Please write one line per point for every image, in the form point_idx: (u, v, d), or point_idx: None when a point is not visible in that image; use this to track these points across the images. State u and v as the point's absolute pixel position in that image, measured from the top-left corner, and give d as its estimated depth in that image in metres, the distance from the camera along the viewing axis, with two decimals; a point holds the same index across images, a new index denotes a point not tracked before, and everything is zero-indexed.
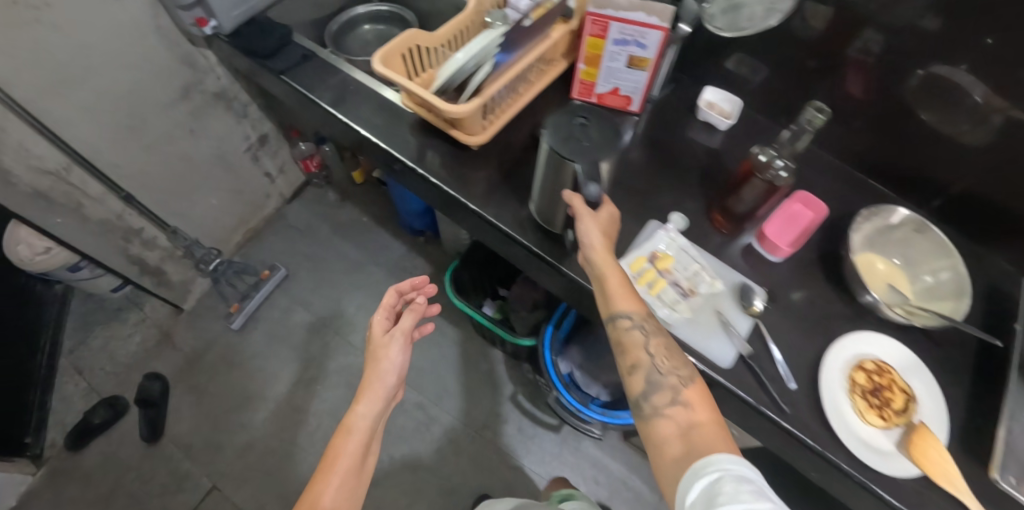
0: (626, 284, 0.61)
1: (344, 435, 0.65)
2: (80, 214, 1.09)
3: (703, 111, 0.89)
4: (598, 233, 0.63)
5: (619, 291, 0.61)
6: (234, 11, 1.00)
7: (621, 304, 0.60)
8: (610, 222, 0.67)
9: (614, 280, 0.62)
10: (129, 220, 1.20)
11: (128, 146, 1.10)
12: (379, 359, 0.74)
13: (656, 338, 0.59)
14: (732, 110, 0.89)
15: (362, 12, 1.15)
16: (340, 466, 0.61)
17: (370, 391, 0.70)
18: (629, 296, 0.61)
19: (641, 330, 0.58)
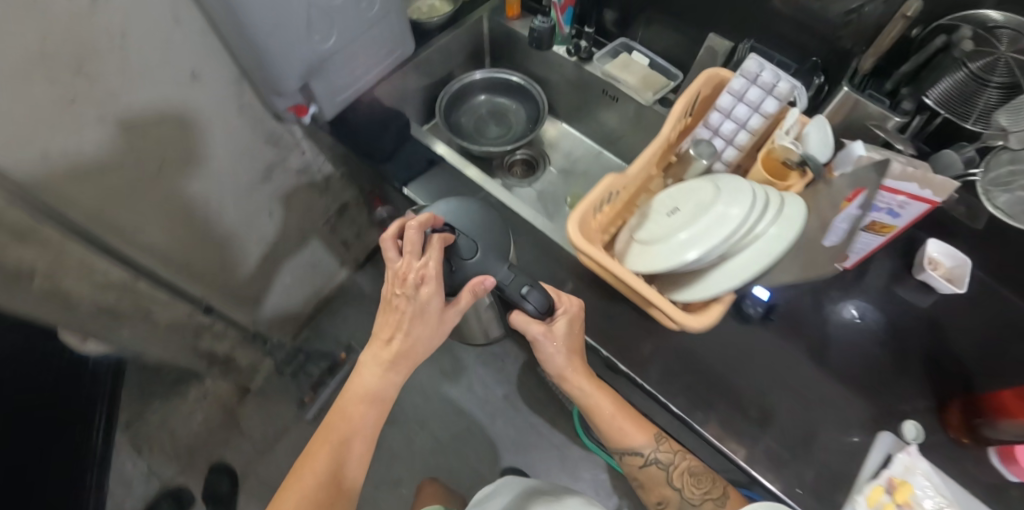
0: (617, 412, 0.72)
1: (366, 406, 0.59)
2: (148, 320, 0.94)
3: (926, 270, 0.74)
4: (562, 351, 0.68)
5: (614, 422, 0.72)
6: (340, 95, 0.83)
7: (632, 439, 0.72)
8: (571, 322, 0.65)
9: (614, 417, 0.72)
10: (201, 313, 1.07)
11: (203, 243, 0.95)
12: (415, 325, 0.56)
13: (677, 466, 0.70)
14: (961, 274, 0.73)
15: (479, 80, 1.00)
16: (353, 450, 0.59)
17: (395, 362, 0.59)
18: (631, 425, 0.72)
19: (658, 463, 0.70)
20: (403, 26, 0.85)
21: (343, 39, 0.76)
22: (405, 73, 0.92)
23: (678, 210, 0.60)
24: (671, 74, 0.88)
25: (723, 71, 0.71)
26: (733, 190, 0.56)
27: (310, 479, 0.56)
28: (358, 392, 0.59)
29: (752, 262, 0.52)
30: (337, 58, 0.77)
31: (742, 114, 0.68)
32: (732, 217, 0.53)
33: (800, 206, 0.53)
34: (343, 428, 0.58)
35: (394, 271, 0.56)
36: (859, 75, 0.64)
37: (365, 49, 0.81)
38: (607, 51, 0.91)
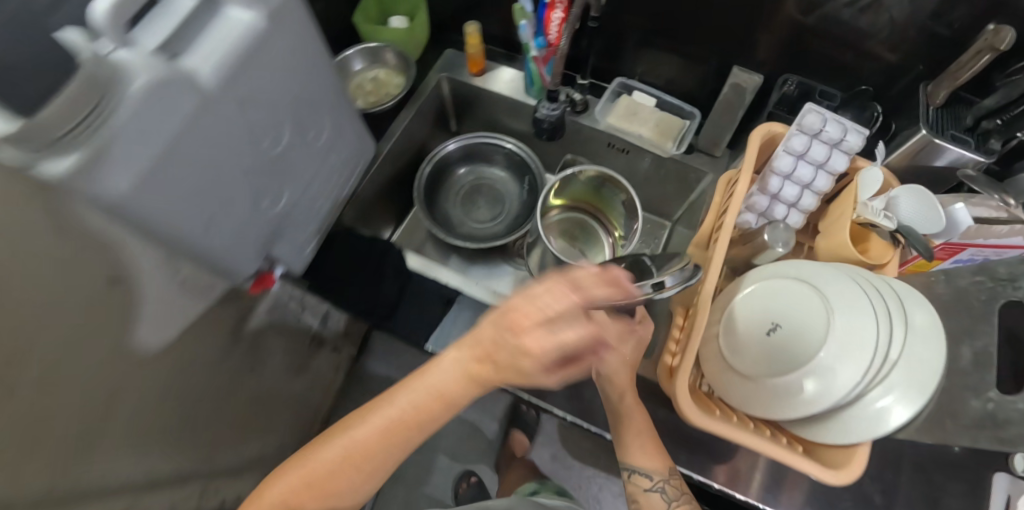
0: (648, 437, 0.61)
1: (432, 401, 0.37)
2: None
3: None
4: (626, 371, 0.60)
5: (641, 448, 0.60)
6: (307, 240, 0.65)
7: (642, 459, 0.60)
8: (639, 352, 0.59)
9: (631, 428, 0.61)
10: None
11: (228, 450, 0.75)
12: (513, 379, 0.33)
13: (679, 503, 0.58)
14: None
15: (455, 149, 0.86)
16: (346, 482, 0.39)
17: (489, 389, 0.36)
18: (649, 450, 0.60)
19: (663, 494, 0.58)
20: (359, 134, 0.68)
21: (295, 186, 0.58)
22: (373, 176, 0.76)
23: (781, 328, 0.51)
24: (685, 112, 0.77)
25: (773, 124, 0.60)
26: (852, 308, 0.48)
27: (361, 430, 0.38)
28: (422, 391, 0.37)
29: (891, 409, 0.45)
30: (295, 208, 0.60)
31: (806, 176, 0.58)
32: (863, 353, 0.45)
33: (941, 338, 0.46)
34: (386, 414, 0.38)
35: (551, 275, 0.33)
36: (932, 109, 0.56)
37: (323, 182, 0.63)
38: (607, 98, 0.78)
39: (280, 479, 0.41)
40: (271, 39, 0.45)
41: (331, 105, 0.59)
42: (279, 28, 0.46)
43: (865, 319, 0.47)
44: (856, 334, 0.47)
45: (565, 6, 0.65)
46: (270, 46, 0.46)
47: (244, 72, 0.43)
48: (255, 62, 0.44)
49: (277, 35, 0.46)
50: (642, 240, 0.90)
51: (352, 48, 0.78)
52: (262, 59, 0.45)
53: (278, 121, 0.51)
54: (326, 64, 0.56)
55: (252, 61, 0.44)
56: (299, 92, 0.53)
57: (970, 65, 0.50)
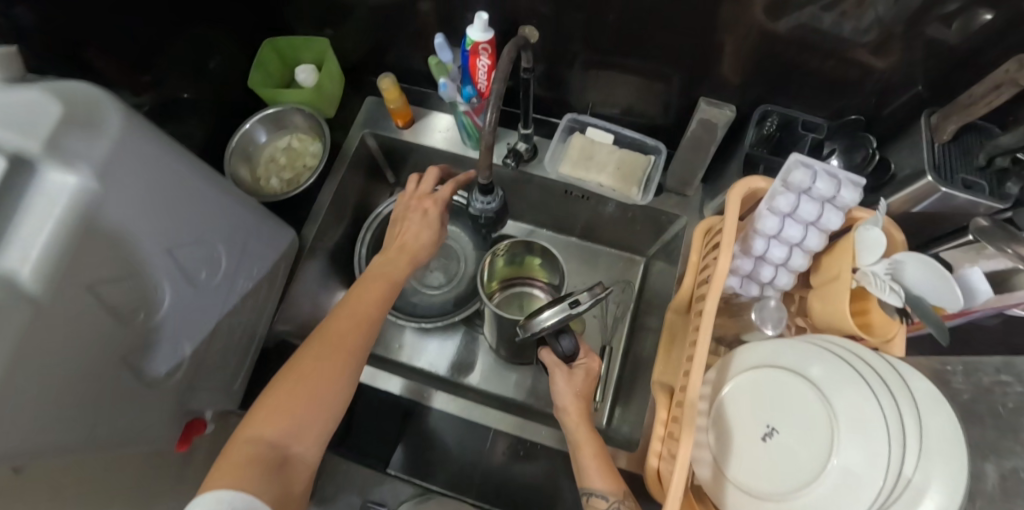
0: (598, 452, 0.51)
1: (381, 281, 0.52)
2: None
3: None
4: (576, 400, 0.55)
5: (593, 467, 0.50)
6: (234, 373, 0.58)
7: (595, 477, 0.49)
8: (592, 386, 0.58)
9: (587, 449, 0.51)
10: None
11: None
12: (413, 231, 0.59)
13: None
14: None
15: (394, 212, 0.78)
16: (314, 381, 0.42)
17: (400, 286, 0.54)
18: (604, 468, 0.50)
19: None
20: (269, 243, 0.59)
21: (197, 333, 0.49)
22: (306, 266, 0.68)
23: (779, 432, 0.45)
24: (648, 146, 0.70)
25: (755, 177, 0.51)
26: (857, 412, 0.42)
27: (307, 360, 0.44)
28: (375, 282, 0.52)
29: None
30: (205, 354, 0.51)
31: (794, 237, 0.50)
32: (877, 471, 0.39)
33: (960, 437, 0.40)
34: (367, 310, 0.50)
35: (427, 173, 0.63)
36: (937, 146, 0.47)
37: (235, 311, 0.55)
38: (557, 138, 0.71)
39: (268, 395, 0.41)
40: (110, 197, 0.36)
41: (222, 230, 0.50)
42: (117, 181, 0.36)
43: (875, 424, 0.41)
44: (866, 444, 0.41)
45: (492, 51, 0.56)
46: (113, 206, 0.36)
47: (82, 250, 0.34)
48: (97, 232, 0.35)
49: (116, 188, 0.36)
50: (616, 281, 0.83)
51: (252, 120, 0.67)
52: (104, 226, 0.36)
53: (150, 279, 0.42)
54: (202, 192, 0.47)
55: (92, 233, 0.34)
56: (173, 236, 0.44)
57: (985, 101, 0.41)
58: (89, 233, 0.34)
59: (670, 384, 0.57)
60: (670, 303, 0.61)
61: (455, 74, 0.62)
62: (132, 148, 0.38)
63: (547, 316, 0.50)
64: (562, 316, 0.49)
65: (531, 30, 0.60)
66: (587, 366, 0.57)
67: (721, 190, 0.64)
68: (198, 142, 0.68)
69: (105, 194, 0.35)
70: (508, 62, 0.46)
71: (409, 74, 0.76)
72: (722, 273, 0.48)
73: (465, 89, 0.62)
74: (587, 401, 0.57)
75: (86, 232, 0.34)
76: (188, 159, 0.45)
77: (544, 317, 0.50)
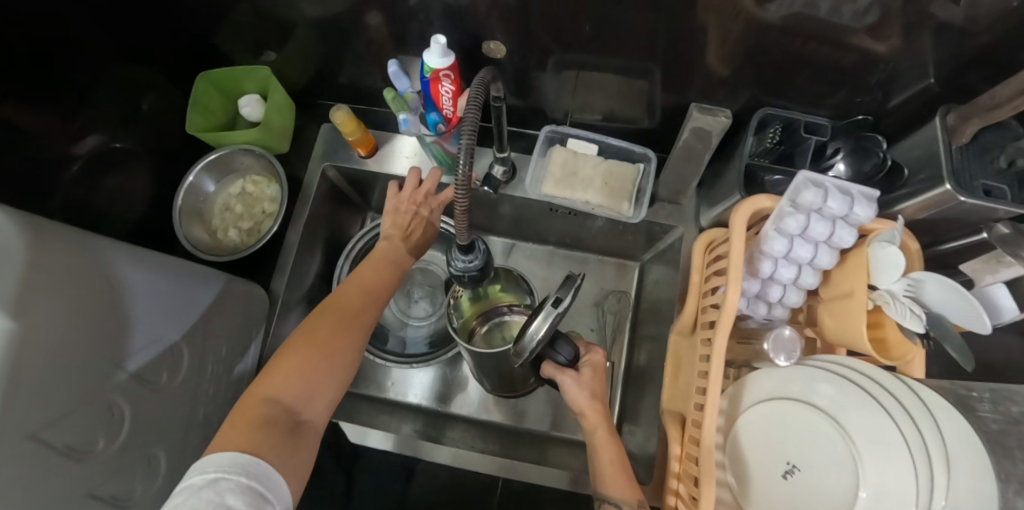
0: (616, 460, 0.50)
1: (378, 262, 0.54)
2: None
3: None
4: (591, 401, 0.52)
5: (610, 472, 0.49)
6: None
7: (610, 484, 0.48)
8: (602, 382, 0.54)
9: (606, 456, 0.50)
10: None
11: None
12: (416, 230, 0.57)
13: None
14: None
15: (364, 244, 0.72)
16: (324, 358, 0.44)
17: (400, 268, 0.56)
18: (621, 475, 0.49)
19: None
20: (234, 318, 0.54)
21: (171, 437, 0.45)
22: (283, 319, 0.64)
23: (799, 471, 0.44)
24: (636, 154, 0.65)
25: (759, 196, 0.47)
26: (882, 449, 0.40)
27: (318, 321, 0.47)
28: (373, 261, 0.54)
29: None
30: (184, 453, 0.47)
31: (804, 256, 0.47)
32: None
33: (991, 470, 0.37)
34: (370, 283, 0.52)
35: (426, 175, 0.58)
36: (955, 148, 0.44)
37: (209, 399, 0.50)
38: (538, 153, 0.66)
39: (285, 350, 0.44)
40: (48, 332, 0.31)
41: (179, 322, 0.46)
42: (52, 313, 0.31)
43: (902, 461, 0.39)
44: (894, 485, 0.39)
45: (454, 76, 0.50)
46: (53, 340, 0.31)
47: (23, 404, 0.29)
48: (39, 377, 0.30)
49: (53, 320, 0.32)
50: (611, 291, 0.79)
51: (195, 171, 0.62)
52: (45, 366, 0.31)
53: (108, 402, 0.37)
54: (146, 290, 0.42)
55: (32, 380, 0.30)
56: (124, 348, 0.39)
57: (1010, 106, 0.38)
58: (30, 381, 0.29)
59: (681, 413, 0.55)
60: (674, 325, 0.59)
61: (415, 103, 0.57)
62: (60, 269, 0.33)
63: (538, 326, 0.44)
64: (554, 319, 0.44)
65: (497, 44, 0.53)
66: (594, 364, 0.53)
67: (717, 199, 0.60)
68: (144, 199, 0.61)
69: (41, 332, 0.30)
70: (474, 112, 0.36)
71: (367, 94, 0.68)
72: (732, 305, 0.45)
73: (430, 116, 0.55)
74: (604, 401, 0.53)
75: (24, 383, 0.29)
76: (121, 260, 0.40)
77: (534, 327, 0.44)
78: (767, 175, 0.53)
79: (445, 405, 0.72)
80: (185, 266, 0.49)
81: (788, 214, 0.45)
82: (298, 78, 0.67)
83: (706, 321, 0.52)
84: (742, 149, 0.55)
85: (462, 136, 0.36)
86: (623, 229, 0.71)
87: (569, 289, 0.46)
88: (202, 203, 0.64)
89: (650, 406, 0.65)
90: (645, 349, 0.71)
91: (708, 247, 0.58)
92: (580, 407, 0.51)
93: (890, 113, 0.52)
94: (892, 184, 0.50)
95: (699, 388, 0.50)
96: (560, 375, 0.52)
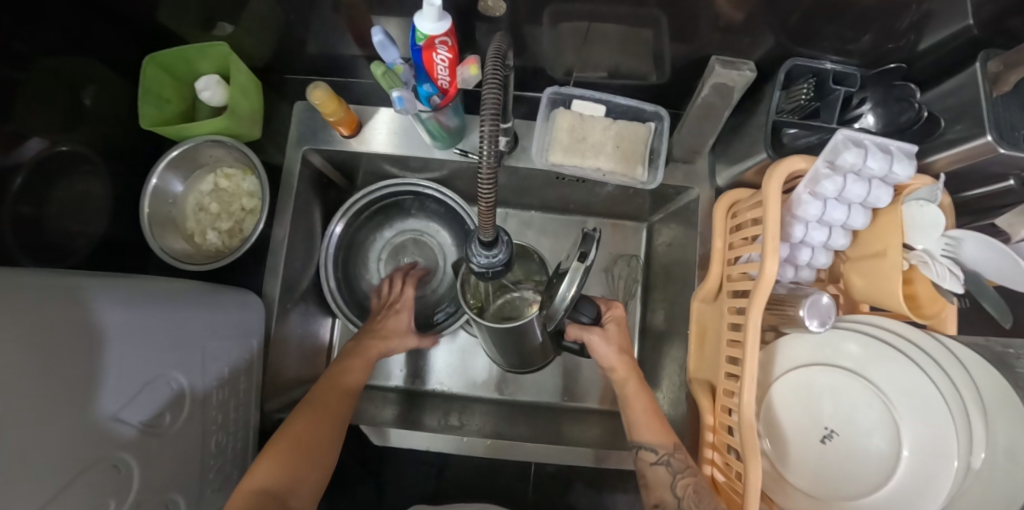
0: (649, 405, 0.52)
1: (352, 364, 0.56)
2: None
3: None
4: (616, 354, 0.54)
5: (644, 419, 0.52)
6: (241, 457, 0.53)
7: (645, 432, 0.51)
8: (627, 338, 0.57)
9: (638, 403, 0.53)
10: None
11: None
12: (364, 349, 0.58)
13: (685, 476, 0.47)
14: None
15: (344, 223, 0.67)
16: (271, 464, 0.45)
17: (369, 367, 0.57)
18: (655, 421, 0.51)
19: (668, 468, 0.48)
20: (233, 335, 0.50)
21: (185, 477, 0.43)
22: (282, 320, 0.60)
23: (838, 434, 0.45)
24: (646, 113, 0.60)
25: (793, 158, 0.45)
26: (917, 404, 0.43)
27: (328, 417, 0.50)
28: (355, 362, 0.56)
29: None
30: (201, 488, 0.45)
31: (837, 218, 0.46)
32: (951, 465, 0.40)
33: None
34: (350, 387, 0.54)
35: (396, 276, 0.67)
36: (995, 98, 0.42)
37: (219, 426, 0.48)
38: (539, 119, 0.60)
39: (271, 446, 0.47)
40: (9, 414, 0.27)
41: (171, 355, 0.41)
42: (12, 390, 0.27)
43: (940, 418, 0.42)
44: (933, 436, 0.41)
45: (451, 42, 0.44)
46: (18, 421, 0.27)
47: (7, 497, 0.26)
48: (15, 465, 0.27)
49: (10, 399, 0.27)
50: (621, 255, 0.77)
51: (168, 160, 0.56)
52: (19, 451, 0.27)
53: (109, 461, 0.34)
54: (130, 327, 0.37)
55: (8, 469, 0.26)
56: (112, 400, 0.35)
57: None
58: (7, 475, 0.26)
59: (709, 381, 0.55)
60: (697, 292, 0.57)
61: (407, 76, 0.50)
62: (10, 336, 0.28)
63: (565, 291, 0.43)
64: (580, 278, 0.43)
65: (495, 1, 0.45)
66: (617, 319, 0.55)
67: (736, 157, 0.57)
68: (107, 206, 0.55)
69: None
70: (496, 84, 0.32)
71: (342, 65, 0.60)
72: (769, 276, 0.43)
73: (422, 88, 0.49)
74: (631, 355, 0.56)
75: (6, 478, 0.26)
76: (91, 300, 0.35)
77: (563, 291, 0.43)
78: (787, 129, 0.50)
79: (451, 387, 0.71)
80: (163, 289, 0.44)
81: (815, 166, 0.44)
82: (259, 51, 0.58)
83: (735, 289, 0.52)
84: (767, 103, 0.51)
85: (483, 116, 0.31)
86: (634, 193, 0.68)
87: (589, 245, 0.43)
88: (171, 206, 0.58)
89: (671, 371, 0.65)
90: (660, 314, 0.71)
91: (730, 210, 0.56)
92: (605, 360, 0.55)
93: (920, 58, 0.48)
94: (927, 133, 0.47)
95: (731, 358, 0.50)
96: (584, 333, 0.54)
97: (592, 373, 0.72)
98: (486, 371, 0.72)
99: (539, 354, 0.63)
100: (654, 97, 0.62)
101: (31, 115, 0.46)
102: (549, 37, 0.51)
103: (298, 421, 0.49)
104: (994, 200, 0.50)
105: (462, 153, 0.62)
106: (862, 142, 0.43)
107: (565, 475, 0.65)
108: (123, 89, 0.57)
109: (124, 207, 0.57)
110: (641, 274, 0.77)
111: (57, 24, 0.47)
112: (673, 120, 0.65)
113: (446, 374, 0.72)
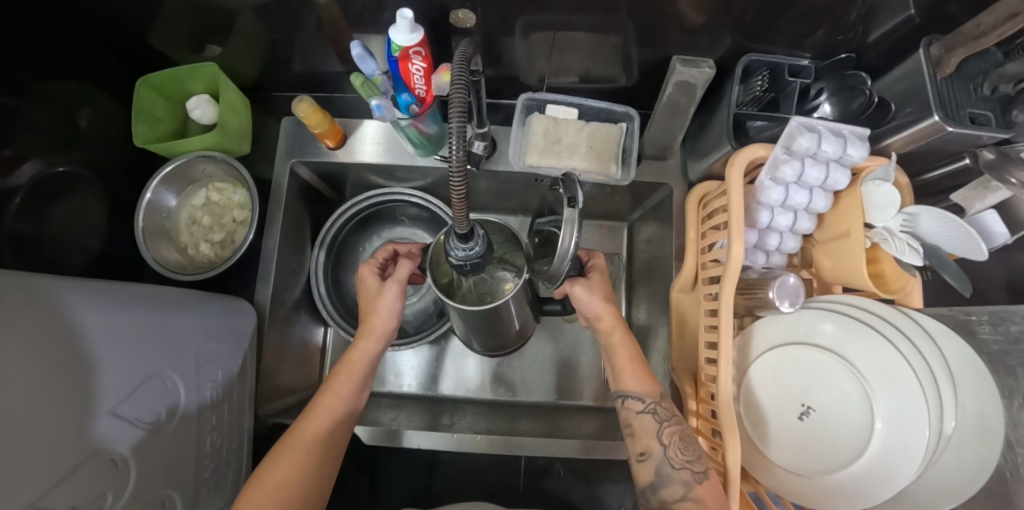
0: (635, 355, 0.52)
1: (348, 372, 0.50)
2: None
3: None
4: (603, 304, 0.53)
5: (629, 369, 0.51)
6: (235, 459, 0.53)
7: (629, 381, 0.51)
8: (609, 284, 0.55)
9: (623, 354, 0.52)
10: None
11: None
12: (361, 348, 0.52)
13: (671, 424, 0.48)
14: None
15: (336, 230, 0.70)
16: (268, 501, 0.41)
17: (365, 377, 0.52)
18: (638, 370, 0.51)
19: (654, 416, 0.48)
20: (225, 338, 0.52)
21: (180, 475, 0.44)
22: (272, 328, 0.62)
23: (814, 410, 0.45)
24: (618, 114, 0.64)
25: (753, 146, 0.47)
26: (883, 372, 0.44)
27: (321, 434, 0.46)
28: (356, 371, 0.51)
29: (952, 486, 0.41)
30: (196, 488, 0.46)
31: (800, 202, 0.49)
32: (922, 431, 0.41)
33: (993, 386, 0.42)
34: (348, 404, 0.49)
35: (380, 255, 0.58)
36: (939, 80, 0.45)
37: (213, 427, 0.49)
38: (516, 124, 0.63)
39: (264, 469, 0.43)
40: (12, 403, 0.28)
41: (165, 355, 0.43)
42: (12, 381, 0.28)
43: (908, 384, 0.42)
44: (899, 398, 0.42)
45: (425, 52, 0.47)
46: (17, 412, 0.29)
47: (6, 480, 0.27)
48: (17, 451, 0.28)
49: (13, 392, 0.28)
50: (605, 254, 0.79)
51: (159, 173, 0.58)
52: (19, 439, 0.28)
53: (106, 455, 0.35)
54: (122, 328, 0.39)
55: (6, 455, 0.27)
56: (110, 397, 0.37)
57: (997, 32, 0.38)
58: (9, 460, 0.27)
59: (694, 371, 0.56)
60: (675, 283, 0.59)
61: (385, 86, 0.54)
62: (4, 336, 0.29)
63: (565, 244, 0.38)
64: (577, 225, 0.38)
65: (465, 13, 0.48)
66: (600, 268, 0.55)
67: (704, 152, 0.60)
68: (103, 220, 0.57)
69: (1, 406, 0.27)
70: (462, 88, 0.31)
71: (327, 81, 0.63)
72: (736, 260, 0.45)
73: (402, 98, 0.52)
74: (614, 302, 0.54)
75: (6, 461, 0.27)
76: (85, 301, 0.37)
77: (562, 246, 0.38)
78: (752, 122, 0.53)
79: (437, 387, 0.72)
80: (154, 293, 0.46)
81: (772, 153, 0.47)
82: (246, 70, 0.61)
83: (709, 276, 0.54)
84: (728, 98, 0.54)
85: (451, 119, 0.29)
86: (611, 191, 0.70)
87: (571, 187, 0.40)
88: (165, 220, 0.61)
89: (657, 364, 0.67)
90: (643, 309, 0.72)
91: (702, 202, 0.59)
92: (592, 313, 0.53)
93: (871, 48, 0.51)
94: (879, 119, 0.50)
95: (709, 343, 0.51)
96: (570, 283, 0.53)
97: (581, 370, 0.73)
98: (478, 376, 0.73)
99: (514, 337, 0.66)
100: (624, 98, 0.65)
101: (29, 133, 0.48)
102: (522, 46, 0.54)
103: (291, 446, 0.45)
104: (953, 180, 0.52)
105: (441, 159, 0.65)
106: (815, 128, 0.46)
107: (557, 471, 0.65)
108: (117, 110, 0.60)
109: (119, 221, 0.60)
110: (625, 272, 0.78)
111: (51, 50, 0.50)
112: (644, 120, 0.67)
113: (439, 377, 0.73)
